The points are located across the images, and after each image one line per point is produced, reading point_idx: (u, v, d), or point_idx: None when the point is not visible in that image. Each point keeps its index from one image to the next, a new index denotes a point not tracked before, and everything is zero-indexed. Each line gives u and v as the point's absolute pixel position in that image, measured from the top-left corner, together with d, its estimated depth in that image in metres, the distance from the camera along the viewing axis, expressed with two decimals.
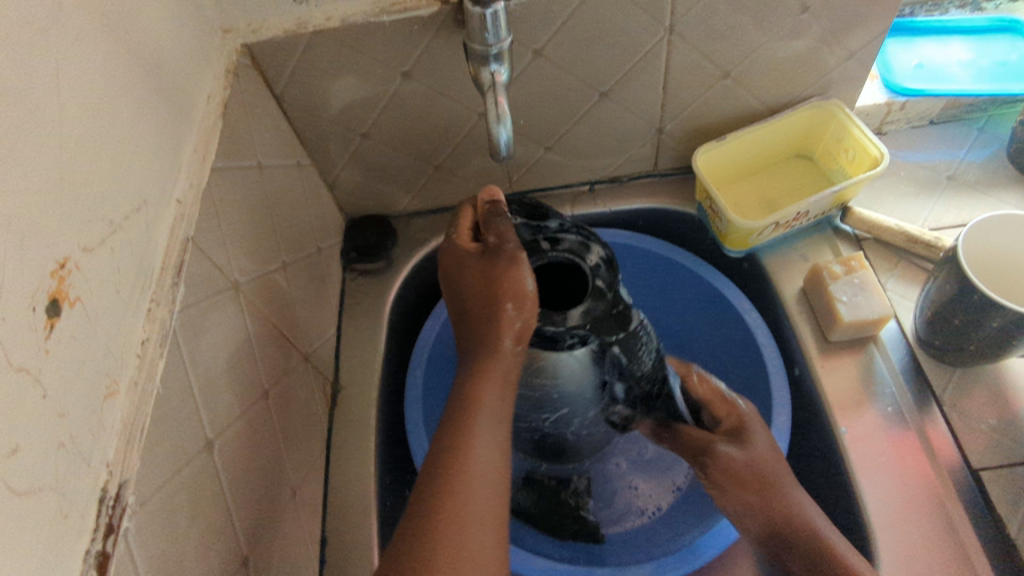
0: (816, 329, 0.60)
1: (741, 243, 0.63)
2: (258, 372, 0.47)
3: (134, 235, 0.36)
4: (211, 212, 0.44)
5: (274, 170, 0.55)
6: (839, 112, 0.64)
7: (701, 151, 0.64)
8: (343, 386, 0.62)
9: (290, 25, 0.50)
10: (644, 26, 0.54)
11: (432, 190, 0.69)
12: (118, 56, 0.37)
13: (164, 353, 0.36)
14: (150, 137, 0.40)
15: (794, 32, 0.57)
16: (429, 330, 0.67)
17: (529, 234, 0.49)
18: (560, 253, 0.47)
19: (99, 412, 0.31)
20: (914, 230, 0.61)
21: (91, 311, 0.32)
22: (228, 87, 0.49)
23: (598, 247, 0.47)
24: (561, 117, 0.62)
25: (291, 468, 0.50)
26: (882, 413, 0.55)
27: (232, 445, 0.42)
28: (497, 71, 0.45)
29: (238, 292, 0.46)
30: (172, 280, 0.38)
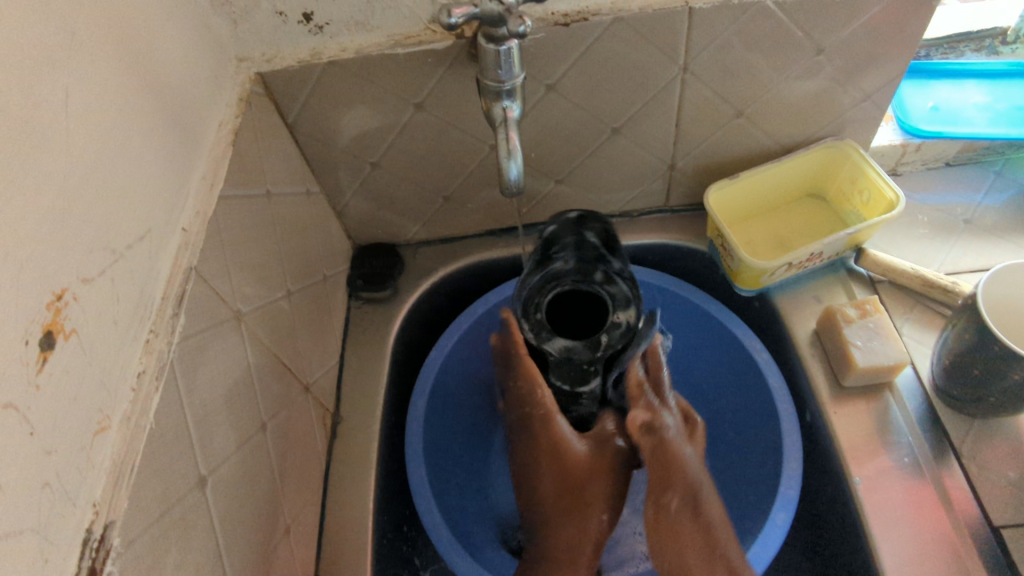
0: (829, 374, 0.58)
1: (752, 282, 0.62)
2: (257, 404, 0.46)
3: (137, 264, 0.36)
4: (217, 240, 0.43)
5: (283, 198, 0.54)
6: (853, 152, 0.63)
7: (714, 189, 0.64)
8: (343, 417, 0.61)
9: (305, 56, 0.50)
10: (658, 64, 0.54)
11: (441, 220, 0.68)
12: (131, 85, 0.37)
13: (159, 387, 0.35)
14: (159, 165, 0.40)
15: (809, 73, 0.56)
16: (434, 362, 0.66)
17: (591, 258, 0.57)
18: (603, 290, 0.55)
19: (88, 449, 0.30)
20: (930, 274, 0.60)
21: (87, 343, 0.31)
22: (241, 114, 0.49)
23: (633, 311, 0.54)
24: (573, 151, 0.61)
25: (287, 504, 0.49)
26: (898, 463, 0.53)
27: (227, 482, 0.41)
28: (508, 107, 0.45)
29: (240, 322, 0.45)
30: (173, 311, 0.38)
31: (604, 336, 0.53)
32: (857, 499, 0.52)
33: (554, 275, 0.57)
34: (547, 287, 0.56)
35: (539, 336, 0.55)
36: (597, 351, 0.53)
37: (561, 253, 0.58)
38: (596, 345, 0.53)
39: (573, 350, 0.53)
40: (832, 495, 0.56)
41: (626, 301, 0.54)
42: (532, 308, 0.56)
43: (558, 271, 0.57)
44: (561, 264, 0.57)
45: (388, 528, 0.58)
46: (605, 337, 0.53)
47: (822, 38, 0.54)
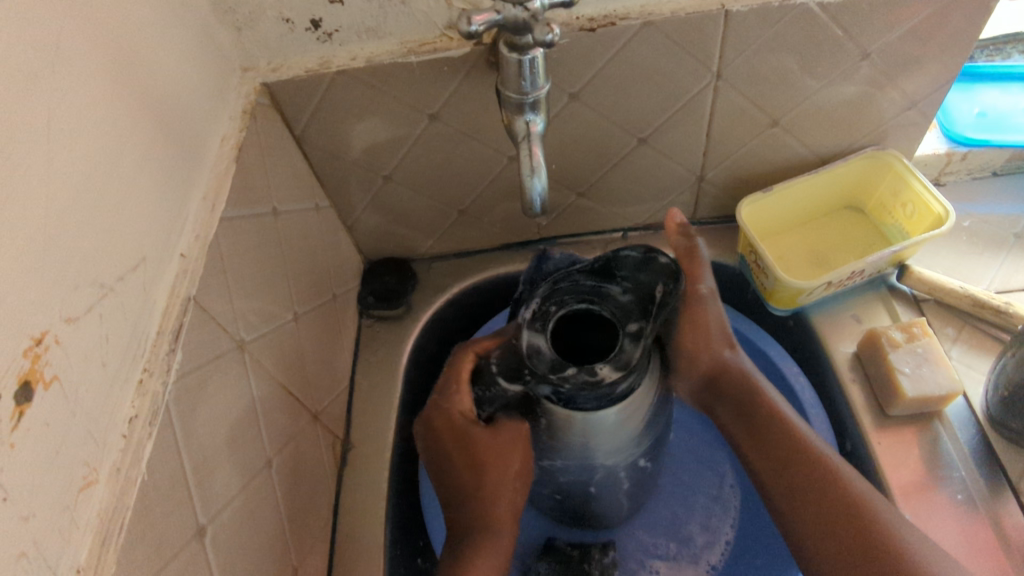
0: (872, 400, 0.54)
1: (788, 302, 0.58)
2: (261, 439, 0.43)
3: (129, 298, 0.33)
4: (219, 265, 0.40)
5: (290, 216, 0.51)
6: (896, 163, 0.59)
7: (746, 201, 0.60)
8: (354, 444, 0.57)
9: (313, 65, 0.47)
10: (690, 71, 0.50)
11: (456, 234, 0.65)
12: (124, 101, 0.34)
13: (152, 434, 0.32)
14: (155, 186, 0.37)
15: (852, 79, 0.53)
16: None
17: (637, 300, 0.44)
18: (621, 332, 0.42)
19: (71, 509, 0.27)
20: (981, 294, 0.56)
21: (70, 391, 0.28)
22: (245, 128, 0.45)
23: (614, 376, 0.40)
24: (596, 162, 0.58)
25: (294, 543, 0.46)
26: (951, 500, 0.49)
27: (227, 528, 0.38)
28: (532, 121, 0.41)
29: (244, 352, 0.42)
30: (169, 347, 0.35)
31: (571, 368, 0.40)
32: None
33: (591, 290, 0.45)
34: (576, 295, 0.45)
35: (530, 320, 0.43)
36: (550, 372, 0.40)
37: (624, 281, 0.46)
38: (554, 368, 0.40)
39: (538, 350, 0.42)
40: None
41: (623, 364, 0.40)
42: (552, 298, 0.45)
43: (607, 292, 0.45)
44: (615, 290, 0.45)
45: (401, 563, 0.55)
46: (577, 371, 0.40)
47: (867, 42, 0.50)
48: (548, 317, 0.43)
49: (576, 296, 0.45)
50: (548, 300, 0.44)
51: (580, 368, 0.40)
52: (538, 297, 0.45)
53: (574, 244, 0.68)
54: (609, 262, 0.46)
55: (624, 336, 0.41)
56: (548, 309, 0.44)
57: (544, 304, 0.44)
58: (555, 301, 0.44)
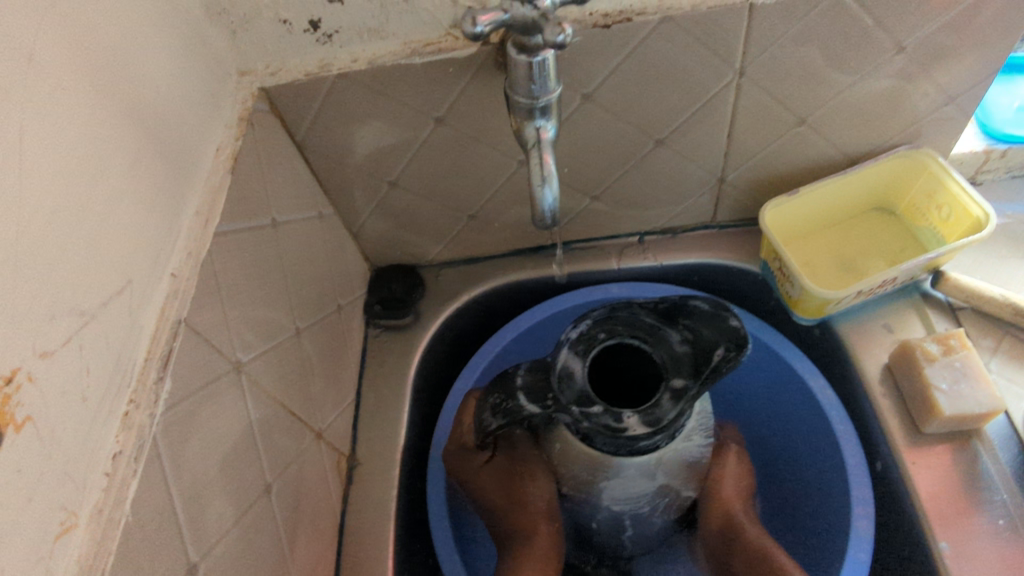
0: (904, 416, 0.51)
1: (815, 311, 0.55)
2: (259, 464, 0.41)
3: (113, 324, 0.31)
4: (213, 284, 0.38)
5: (292, 226, 0.49)
6: (931, 162, 0.56)
7: (770, 205, 0.57)
8: (360, 460, 0.55)
9: (312, 67, 0.45)
10: (712, 68, 0.47)
11: (465, 240, 0.63)
12: (108, 114, 0.32)
13: (138, 471, 0.30)
14: (142, 202, 0.34)
15: (885, 74, 0.49)
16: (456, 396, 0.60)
17: (690, 354, 0.41)
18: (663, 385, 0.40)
19: (47, 558, 0.26)
20: (1022, 302, 0.52)
21: (46, 431, 0.26)
22: (241, 136, 0.43)
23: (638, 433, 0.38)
24: (611, 164, 0.55)
25: (296, 570, 0.44)
26: (991, 525, 0.46)
27: (223, 564, 0.36)
28: (543, 127, 0.39)
29: (241, 373, 0.40)
30: (157, 374, 0.33)
31: (596, 407, 0.39)
32: (942, 569, 0.46)
33: (647, 329, 0.43)
34: (631, 330, 0.43)
35: (574, 342, 0.42)
36: (575, 404, 0.40)
37: (685, 330, 0.43)
38: (582, 400, 0.39)
39: (570, 375, 0.41)
40: (911, 560, 0.49)
41: (653, 421, 0.38)
42: (606, 325, 0.43)
43: (664, 336, 0.42)
44: (675, 337, 0.42)
45: None
46: (604, 412, 0.39)
47: (903, 35, 0.46)
48: (595, 345, 0.42)
49: (628, 330, 0.43)
50: (601, 327, 0.43)
51: (607, 410, 0.39)
52: (591, 321, 0.43)
53: (587, 249, 0.65)
54: (678, 310, 0.44)
55: (663, 392, 0.39)
56: (596, 337, 0.43)
57: (594, 328, 0.43)
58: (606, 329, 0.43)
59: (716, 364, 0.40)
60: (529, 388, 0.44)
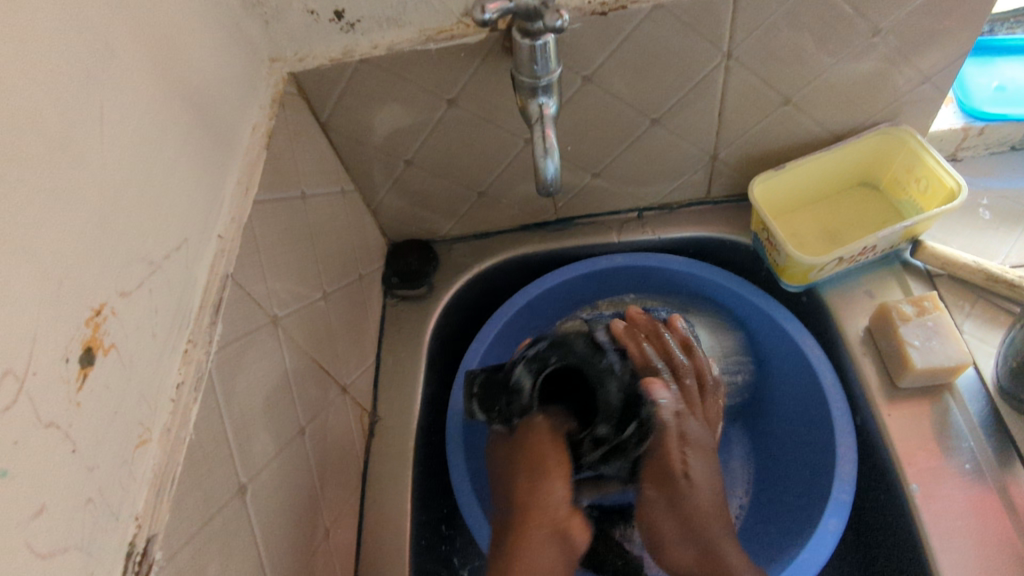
0: (883, 373, 0.56)
1: (800, 278, 0.59)
2: (295, 408, 0.46)
3: (174, 274, 0.36)
4: (253, 246, 0.43)
5: (318, 199, 0.54)
6: (910, 138, 0.60)
7: (758, 180, 0.61)
8: (381, 416, 0.61)
9: (336, 54, 0.49)
10: (700, 51, 0.51)
11: (475, 216, 0.67)
12: (167, 95, 0.37)
13: (198, 399, 0.35)
14: (194, 171, 0.39)
15: (863, 56, 0.53)
16: (468, 361, 0.65)
17: (625, 402, 0.54)
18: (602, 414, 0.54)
19: (129, 462, 0.31)
20: (994, 268, 0.56)
21: (126, 357, 0.31)
22: (274, 116, 0.48)
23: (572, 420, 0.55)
24: (610, 143, 0.59)
25: (326, 506, 0.49)
26: (959, 470, 0.50)
27: (266, 489, 0.41)
28: (545, 103, 0.43)
29: (277, 326, 0.45)
30: (210, 320, 0.38)
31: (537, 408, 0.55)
32: (913, 508, 0.50)
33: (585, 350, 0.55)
34: (576, 353, 0.55)
35: (531, 359, 0.54)
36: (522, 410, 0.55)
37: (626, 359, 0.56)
38: (525, 410, 0.55)
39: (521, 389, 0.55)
40: (888, 502, 0.53)
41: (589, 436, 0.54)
42: (554, 346, 0.55)
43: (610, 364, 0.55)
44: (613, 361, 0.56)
45: (427, 527, 0.58)
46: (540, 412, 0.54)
47: (879, 19, 0.50)
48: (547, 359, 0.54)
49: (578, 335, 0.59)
50: (552, 346, 0.55)
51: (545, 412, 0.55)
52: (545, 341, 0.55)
53: (590, 224, 0.69)
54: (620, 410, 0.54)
55: (601, 422, 0.54)
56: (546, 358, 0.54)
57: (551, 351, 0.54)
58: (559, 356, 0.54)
59: (628, 437, 0.53)
60: (483, 390, 0.56)
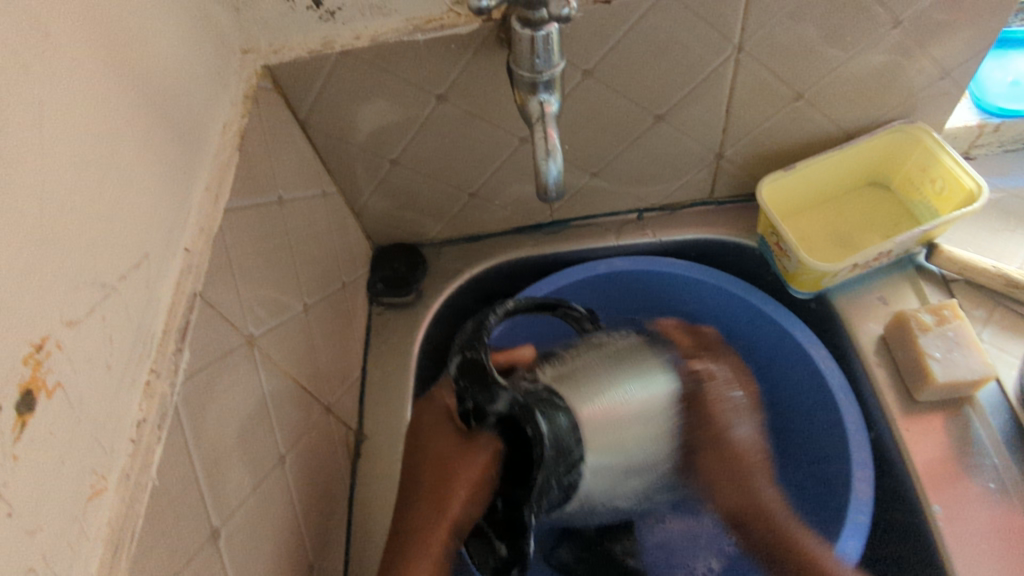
0: (899, 385, 0.53)
1: (811, 285, 0.56)
2: (273, 435, 0.42)
3: (132, 295, 0.32)
4: (223, 259, 0.39)
5: (296, 203, 0.50)
6: (925, 136, 0.57)
7: (766, 180, 0.58)
8: (367, 435, 0.57)
9: (315, 45, 0.45)
10: (710, 43, 0.48)
11: (466, 218, 0.63)
12: (122, 92, 0.33)
13: (162, 438, 0.31)
14: (155, 177, 0.35)
15: (881, 48, 0.50)
16: None
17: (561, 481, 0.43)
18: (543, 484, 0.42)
19: (81, 518, 0.27)
20: (1014, 273, 0.53)
21: (74, 397, 0.27)
22: (247, 113, 0.44)
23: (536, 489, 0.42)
24: (610, 142, 0.56)
25: (309, 539, 0.45)
26: (983, 488, 0.48)
27: (242, 530, 0.37)
28: (547, 100, 0.39)
29: (253, 347, 0.41)
30: (176, 346, 0.34)
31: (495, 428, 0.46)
32: (935, 530, 0.47)
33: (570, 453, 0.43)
34: (557, 444, 0.42)
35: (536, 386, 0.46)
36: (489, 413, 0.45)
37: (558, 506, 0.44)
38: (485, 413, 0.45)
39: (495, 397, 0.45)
40: (906, 521, 0.51)
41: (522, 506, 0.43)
42: (548, 404, 0.43)
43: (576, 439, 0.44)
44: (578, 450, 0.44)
45: None
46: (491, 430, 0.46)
47: (900, 9, 0.47)
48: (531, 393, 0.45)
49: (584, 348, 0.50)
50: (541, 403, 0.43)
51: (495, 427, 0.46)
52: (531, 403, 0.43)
53: (587, 226, 0.66)
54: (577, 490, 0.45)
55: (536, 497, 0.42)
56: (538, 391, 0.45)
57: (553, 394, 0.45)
58: (536, 434, 0.41)
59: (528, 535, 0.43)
60: (468, 374, 0.47)
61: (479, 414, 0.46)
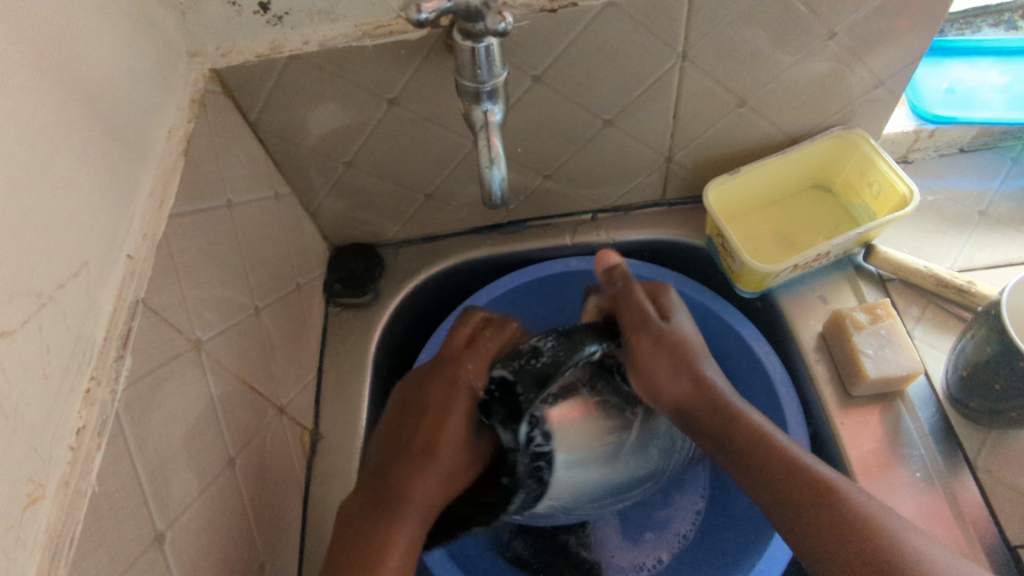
0: (836, 381, 0.55)
1: (755, 285, 0.58)
2: (222, 438, 0.42)
3: (72, 304, 0.32)
4: (168, 265, 0.39)
5: (247, 206, 0.50)
6: (863, 142, 0.59)
7: (713, 184, 0.60)
8: (323, 434, 0.57)
9: (263, 49, 0.45)
10: (654, 51, 0.49)
11: (423, 219, 0.64)
12: (57, 100, 0.33)
13: (102, 445, 0.32)
14: (94, 184, 0.35)
15: (819, 58, 0.52)
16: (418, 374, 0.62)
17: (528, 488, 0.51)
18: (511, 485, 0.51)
19: (17, 527, 0.27)
20: (944, 273, 0.56)
21: (9, 407, 0.27)
22: (193, 118, 0.44)
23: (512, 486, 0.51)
24: (562, 145, 0.57)
25: (261, 539, 0.46)
26: (910, 478, 0.51)
27: (188, 533, 0.37)
28: (490, 110, 0.40)
29: (200, 351, 0.41)
30: (117, 353, 0.34)
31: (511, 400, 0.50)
32: None
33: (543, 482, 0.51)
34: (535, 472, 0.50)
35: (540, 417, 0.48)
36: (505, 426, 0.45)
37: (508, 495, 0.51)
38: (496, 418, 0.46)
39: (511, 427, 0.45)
40: None
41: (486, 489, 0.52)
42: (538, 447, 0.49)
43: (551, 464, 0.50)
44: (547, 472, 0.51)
45: None
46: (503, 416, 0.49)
47: (835, 21, 0.49)
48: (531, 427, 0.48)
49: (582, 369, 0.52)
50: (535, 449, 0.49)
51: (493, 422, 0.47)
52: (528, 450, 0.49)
53: (543, 226, 0.67)
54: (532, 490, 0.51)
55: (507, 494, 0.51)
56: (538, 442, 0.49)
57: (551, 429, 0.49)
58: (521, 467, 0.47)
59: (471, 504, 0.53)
60: (504, 392, 0.43)
61: (487, 409, 0.47)
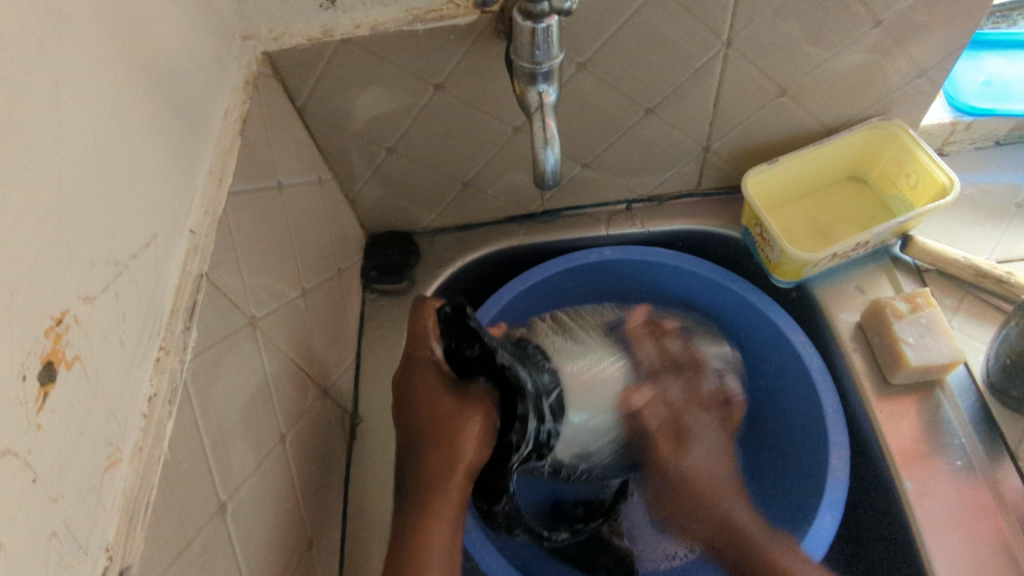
0: (874, 370, 0.55)
1: (793, 274, 0.59)
2: (274, 414, 0.43)
3: (142, 274, 0.32)
4: (228, 243, 0.40)
5: (295, 189, 0.51)
6: (901, 132, 0.59)
7: (751, 173, 0.60)
8: (363, 417, 0.58)
9: (315, 33, 0.46)
10: (699, 39, 0.49)
11: (459, 207, 0.65)
12: (130, 75, 0.33)
13: (172, 412, 0.32)
14: (161, 158, 0.35)
15: (861, 48, 0.52)
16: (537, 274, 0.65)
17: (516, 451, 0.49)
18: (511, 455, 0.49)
19: (98, 488, 0.27)
20: (983, 263, 0.56)
21: (91, 371, 0.28)
22: (247, 99, 0.44)
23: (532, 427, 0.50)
24: (603, 133, 0.57)
25: (309, 517, 0.46)
26: (951, 466, 0.51)
27: (245, 503, 0.38)
28: (545, 91, 0.41)
29: (255, 328, 0.42)
30: (184, 325, 0.34)
31: (479, 344, 0.49)
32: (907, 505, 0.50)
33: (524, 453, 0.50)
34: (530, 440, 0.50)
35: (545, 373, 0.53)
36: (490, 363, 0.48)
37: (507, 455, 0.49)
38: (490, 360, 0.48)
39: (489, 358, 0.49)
40: (881, 497, 0.53)
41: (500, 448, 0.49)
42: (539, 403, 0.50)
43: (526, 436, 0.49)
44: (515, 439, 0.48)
45: None
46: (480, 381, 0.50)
47: (879, 10, 0.49)
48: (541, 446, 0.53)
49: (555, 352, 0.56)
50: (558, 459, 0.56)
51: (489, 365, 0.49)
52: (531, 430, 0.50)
53: (578, 215, 0.68)
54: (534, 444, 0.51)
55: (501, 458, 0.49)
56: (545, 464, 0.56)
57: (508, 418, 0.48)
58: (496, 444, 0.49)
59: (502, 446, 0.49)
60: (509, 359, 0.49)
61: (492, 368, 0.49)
